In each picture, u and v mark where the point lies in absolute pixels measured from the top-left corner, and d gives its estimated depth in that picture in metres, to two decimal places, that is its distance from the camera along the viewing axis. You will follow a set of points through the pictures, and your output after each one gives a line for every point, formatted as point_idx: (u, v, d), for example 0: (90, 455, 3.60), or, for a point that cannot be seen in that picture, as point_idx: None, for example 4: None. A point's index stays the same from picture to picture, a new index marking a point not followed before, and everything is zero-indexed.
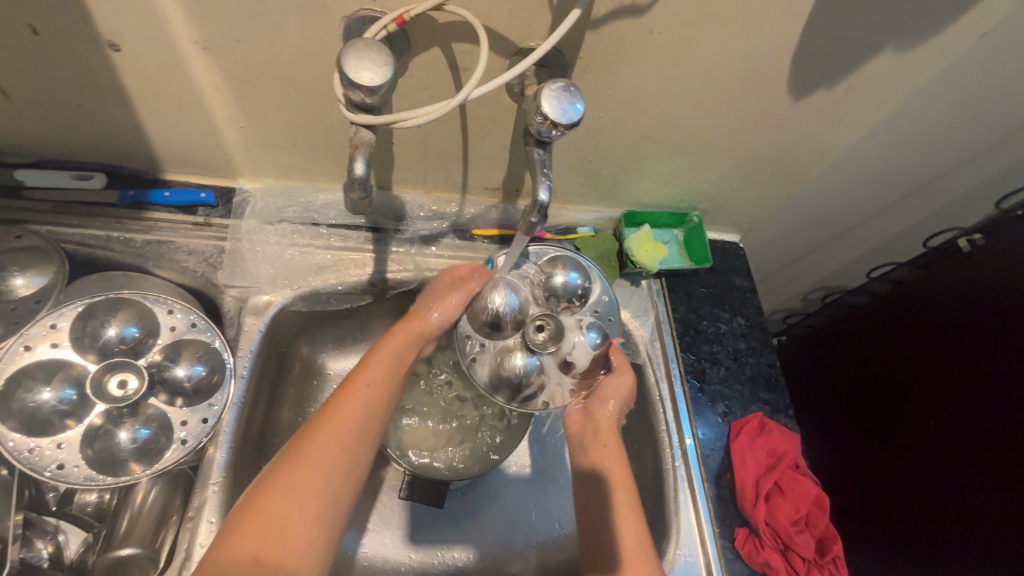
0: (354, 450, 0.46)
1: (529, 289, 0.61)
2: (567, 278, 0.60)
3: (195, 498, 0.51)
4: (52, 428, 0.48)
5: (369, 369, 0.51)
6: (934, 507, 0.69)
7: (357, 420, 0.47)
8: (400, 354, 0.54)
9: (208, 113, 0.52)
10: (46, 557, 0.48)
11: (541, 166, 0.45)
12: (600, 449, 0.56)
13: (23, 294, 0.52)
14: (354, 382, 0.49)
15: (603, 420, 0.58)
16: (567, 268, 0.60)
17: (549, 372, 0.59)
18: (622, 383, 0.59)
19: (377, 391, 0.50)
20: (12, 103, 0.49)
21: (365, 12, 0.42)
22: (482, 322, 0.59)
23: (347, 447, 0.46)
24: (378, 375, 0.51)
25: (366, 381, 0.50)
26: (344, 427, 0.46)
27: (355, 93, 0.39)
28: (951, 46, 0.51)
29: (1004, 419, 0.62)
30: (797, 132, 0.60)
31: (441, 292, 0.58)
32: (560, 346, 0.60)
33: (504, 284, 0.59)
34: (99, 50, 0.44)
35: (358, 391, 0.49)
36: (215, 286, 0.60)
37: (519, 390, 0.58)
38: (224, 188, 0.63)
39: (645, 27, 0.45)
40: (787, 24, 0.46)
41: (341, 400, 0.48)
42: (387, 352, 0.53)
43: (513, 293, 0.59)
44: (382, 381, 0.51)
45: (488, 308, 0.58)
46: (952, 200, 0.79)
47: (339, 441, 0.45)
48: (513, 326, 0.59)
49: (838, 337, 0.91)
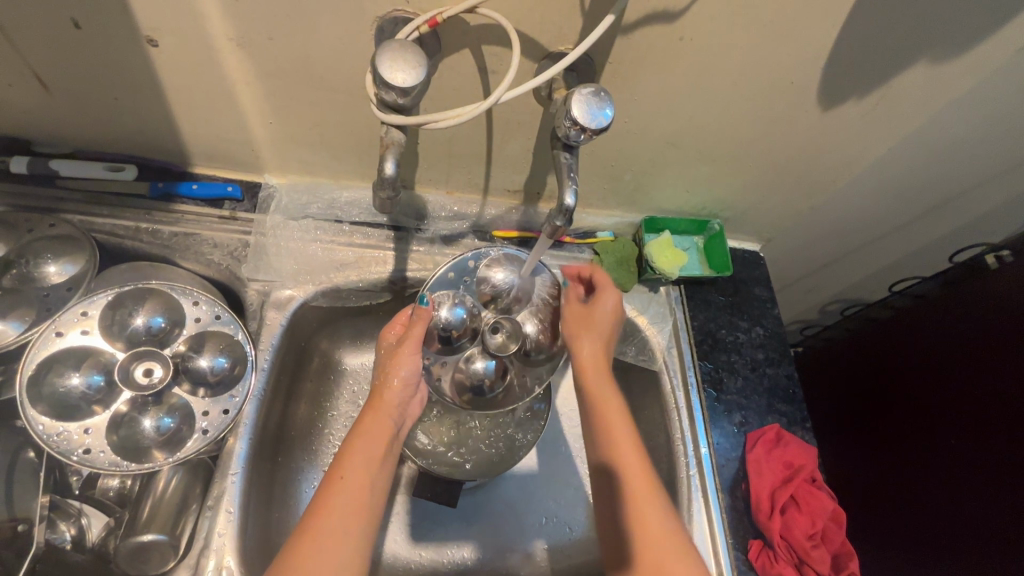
0: (342, 548, 0.43)
1: (475, 296, 0.60)
2: (506, 279, 0.59)
3: (215, 488, 0.52)
4: (80, 413, 0.49)
5: (346, 463, 0.47)
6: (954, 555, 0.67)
7: (344, 521, 0.44)
8: (373, 443, 0.49)
9: (239, 108, 0.53)
10: (69, 539, 0.49)
11: (567, 171, 0.45)
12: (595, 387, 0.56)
13: (56, 282, 0.53)
14: (331, 479, 0.46)
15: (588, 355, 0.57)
16: (506, 270, 0.60)
17: (511, 372, 0.60)
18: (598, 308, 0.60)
19: (355, 480, 0.46)
20: (51, 95, 0.50)
21: (399, 14, 0.43)
22: (434, 338, 0.58)
23: (342, 556, 0.43)
24: (356, 466, 0.47)
25: (341, 475, 0.46)
26: (330, 535, 0.43)
27: (388, 93, 0.39)
28: (988, 57, 0.50)
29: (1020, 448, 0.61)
30: (824, 142, 0.59)
31: (393, 361, 0.53)
32: (519, 344, 0.59)
33: (448, 299, 0.58)
34: (137, 45, 0.45)
35: (334, 488, 0.46)
36: (239, 279, 0.61)
37: (487, 394, 0.59)
38: (250, 183, 0.64)
39: (676, 34, 0.45)
40: (821, 32, 0.46)
41: (325, 504, 0.45)
42: (357, 442, 0.49)
43: (459, 305, 0.58)
44: (362, 471, 0.47)
45: (438, 325, 0.57)
46: (979, 215, 0.78)
47: (329, 553, 0.42)
48: (466, 336, 0.59)
49: (858, 350, 0.90)
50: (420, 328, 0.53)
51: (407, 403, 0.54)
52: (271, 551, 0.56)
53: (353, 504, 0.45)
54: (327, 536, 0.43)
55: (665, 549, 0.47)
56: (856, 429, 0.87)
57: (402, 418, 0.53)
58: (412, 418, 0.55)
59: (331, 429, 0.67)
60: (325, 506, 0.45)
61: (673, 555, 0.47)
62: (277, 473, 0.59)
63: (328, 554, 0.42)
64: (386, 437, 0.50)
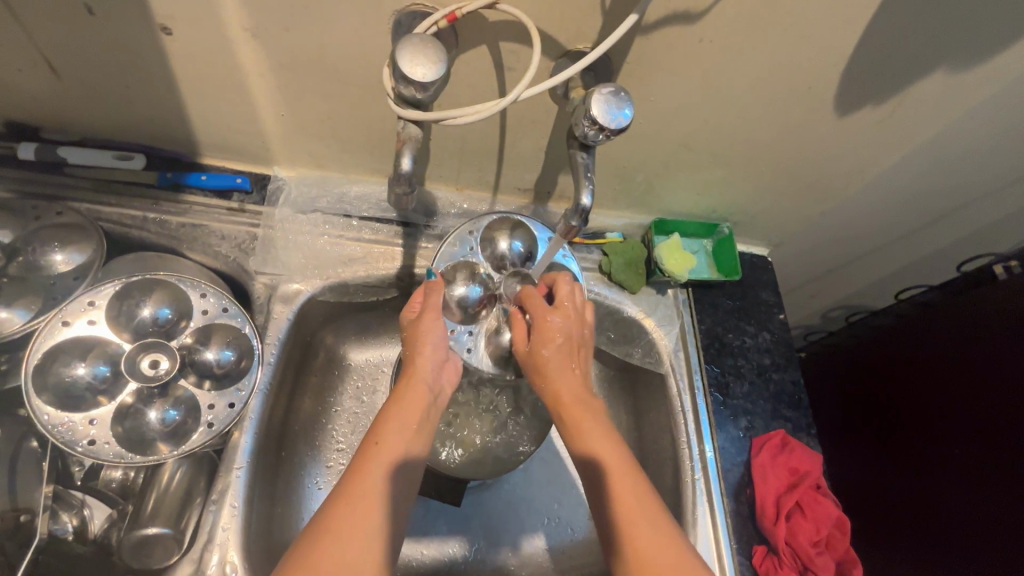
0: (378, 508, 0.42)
1: (487, 265, 0.60)
2: (511, 246, 0.59)
3: (220, 481, 0.52)
4: (85, 404, 0.49)
5: (380, 431, 0.47)
6: (967, 560, 0.66)
7: (378, 486, 0.43)
8: (411, 411, 0.49)
9: (251, 100, 0.52)
10: (71, 530, 0.49)
11: (584, 170, 0.45)
12: (582, 421, 0.50)
13: (63, 270, 0.53)
14: (367, 447, 0.46)
15: (563, 389, 0.52)
16: (508, 235, 0.59)
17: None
18: (548, 335, 0.53)
19: (389, 444, 0.46)
20: (61, 81, 0.50)
21: (417, 8, 0.42)
22: (454, 310, 0.58)
23: (374, 518, 0.41)
24: (389, 433, 0.47)
25: (376, 442, 0.46)
26: (365, 495, 0.42)
27: (406, 87, 0.39)
28: (1009, 66, 0.50)
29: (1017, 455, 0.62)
30: (838, 148, 0.59)
31: (422, 331, 0.52)
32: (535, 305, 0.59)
33: (462, 276, 0.58)
34: (152, 33, 0.45)
35: (370, 453, 0.45)
36: (246, 271, 0.61)
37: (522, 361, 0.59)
38: (260, 174, 0.64)
39: (695, 36, 0.45)
40: (840, 38, 0.46)
41: (355, 472, 0.44)
42: (393, 409, 0.49)
43: (474, 281, 0.58)
44: (397, 440, 0.47)
45: (454, 300, 0.57)
46: (989, 224, 0.77)
47: (360, 516, 0.41)
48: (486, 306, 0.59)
49: (861, 357, 0.90)
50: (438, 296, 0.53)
51: (443, 368, 0.53)
52: (273, 546, 0.56)
53: (385, 470, 0.44)
54: (361, 499, 0.42)
55: (635, 511, 0.44)
56: (858, 434, 0.87)
57: (438, 386, 0.53)
58: (449, 385, 0.54)
59: (335, 425, 0.67)
60: (357, 474, 0.44)
61: (642, 515, 0.44)
62: (279, 467, 0.59)
63: (358, 518, 0.41)
64: (421, 408, 0.50)
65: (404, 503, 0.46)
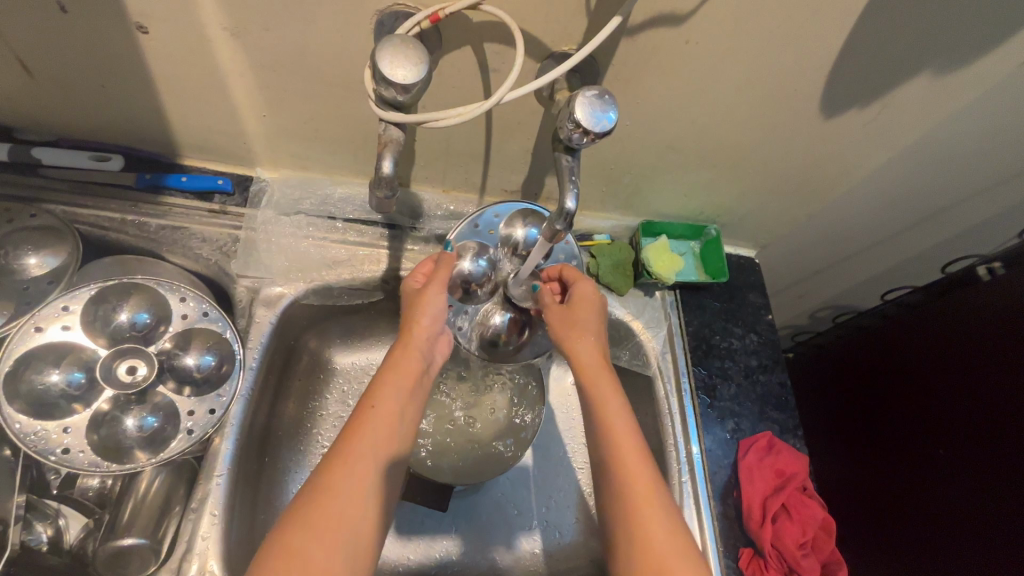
0: (374, 470, 0.43)
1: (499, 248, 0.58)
2: (527, 233, 0.57)
3: (199, 490, 0.51)
4: (59, 412, 0.48)
5: (375, 393, 0.47)
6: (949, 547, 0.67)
7: (374, 447, 0.44)
8: (405, 379, 0.49)
9: (232, 100, 0.51)
10: (46, 540, 0.48)
11: (569, 174, 0.45)
12: (606, 397, 0.49)
13: (36, 275, 0.52)
14: (360, 409, 0.46)
15: (596, 359, 0.52)
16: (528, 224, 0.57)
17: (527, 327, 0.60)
18: (586, 299, 0.55)
19: (386, 406, 0.46)
20: (35, 80, 0.48)
21: (399, 8, 0.41)
22: (456, 288, 0.56)
23: (370, 478, 0.42)
24: (385, 395, 0.47)
25: (372, 404, 0.46)
26: (360, 454, 0.43)
27: (387, 89, 0.38)
28: (990, 71, 0.50)
29: (1003, 452, 0.62)
30: (822, 151, 0.59)
31: (420, 299, 0.51)
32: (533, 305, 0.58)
33: (472, 249, 0.55)
34: (127, 31, 0.43)
35: (364, 417, 0.45)
36: (228, 274, 0.60)
37: (501, 347, 0.59)
38: (242, 176, 0.63)
39: (680, 38, 0.45)
40: (824, 41, 0.46)
41: (353, 433, 0.44)
42: (390, 372, 0.48)
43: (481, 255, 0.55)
44: (392, 400, 0.47)
45: (458, 275, 0.55)
46: (971, 225, 0.78)
47: (359, 476, 0.42)
48: (487, 287, 0.57)
49: (847, 357, 0.91)
50: (445, 271, 0.52)
51: (437, 340, 0.53)
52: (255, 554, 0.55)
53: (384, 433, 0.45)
54: (357, 463, 0.42)
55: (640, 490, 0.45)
56: (844, 433, 0.88)
57: (430, 355, 0.52)
58: (441, 355, 0.54)
59: (321, 429, 0.66)
60: (353, 434, 0.44)
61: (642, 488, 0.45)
62: (263, 472, 0.58)
63: (358, 474, 0.42)
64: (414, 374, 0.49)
65: (398, 467, 0.46)
